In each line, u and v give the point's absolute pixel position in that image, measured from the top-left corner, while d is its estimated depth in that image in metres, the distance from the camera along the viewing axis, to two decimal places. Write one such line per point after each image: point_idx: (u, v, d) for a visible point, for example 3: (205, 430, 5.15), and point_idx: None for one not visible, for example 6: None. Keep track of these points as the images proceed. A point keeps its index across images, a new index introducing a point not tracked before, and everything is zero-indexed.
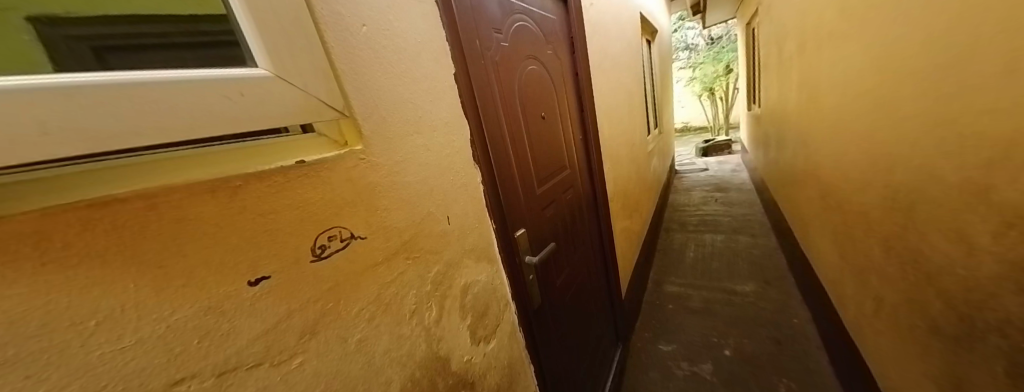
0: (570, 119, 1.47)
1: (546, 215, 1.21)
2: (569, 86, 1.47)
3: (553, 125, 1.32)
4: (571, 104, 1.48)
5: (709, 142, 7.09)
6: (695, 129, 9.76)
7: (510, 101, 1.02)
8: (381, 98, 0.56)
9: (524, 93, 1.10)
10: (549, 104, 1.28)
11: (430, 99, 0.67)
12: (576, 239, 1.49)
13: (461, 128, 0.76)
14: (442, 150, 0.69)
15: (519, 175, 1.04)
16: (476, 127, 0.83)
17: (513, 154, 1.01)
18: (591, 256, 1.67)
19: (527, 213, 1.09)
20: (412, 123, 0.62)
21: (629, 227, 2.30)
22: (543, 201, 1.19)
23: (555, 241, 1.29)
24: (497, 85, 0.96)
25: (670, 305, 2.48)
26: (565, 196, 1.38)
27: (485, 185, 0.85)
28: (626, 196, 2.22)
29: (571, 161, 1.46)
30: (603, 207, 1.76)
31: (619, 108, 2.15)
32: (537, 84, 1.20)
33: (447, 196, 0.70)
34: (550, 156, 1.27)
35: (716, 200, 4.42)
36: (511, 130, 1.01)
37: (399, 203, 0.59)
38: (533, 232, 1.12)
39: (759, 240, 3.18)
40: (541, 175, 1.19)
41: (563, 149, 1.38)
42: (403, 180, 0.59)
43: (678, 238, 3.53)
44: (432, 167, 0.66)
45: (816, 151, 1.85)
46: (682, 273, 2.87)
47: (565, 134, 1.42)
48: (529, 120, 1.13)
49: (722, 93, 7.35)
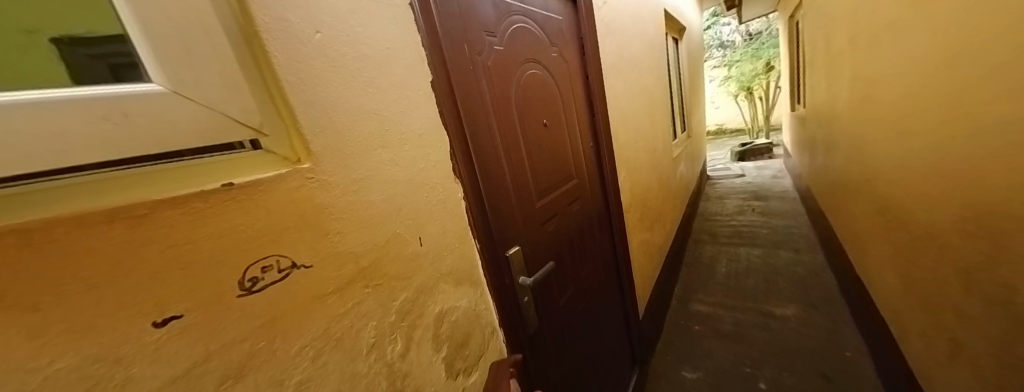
0: (579, 126, 1.36)
1: (548, 230, 1.12)
2: (578, 90, 1.37)
3: (558, 132, 1.22)
4: (580, 110, 1.38)
5: (747, 145, 6.52)
6: (731, 131, 9.06)
7: (504, 109, 0.95)
8: (338, 111, 0.51)
9: (522, 99, 1.03)
10: (552, 110, 1.19)
11: (401, 110, 0.61)
12: (583, 254, 1.38)
13: (439, 140, 0.69)
14: (413, 165, 0.63)
15: (514, 188, 0.96)
16: (460, 137, 0.77)
17: (507, 166, 0.94)
18: (603, 272, 1.54)
19: (524, 229, 1.00)
20: (375, 136, 0.56)
21: (651, 239, 2.12)
22: (544, 216, 1.10)
23: (558, 258, 1.19)
24: (488, 93, 0.89)
25: (697, 327, 2.25)
26: (572, 209, 1.28)
27: (470, 200, 0.78)
28: (646, 207, 2.05)
29: (579, 171, 1.36)
30: (618, 220, 1.63)
31: (638, 111, 2.00)
32: (539, 88, 1.12)
33: (420, 215, 0.64)
34: (553, 166, 1.18)
35: (754, 210, 4.02)
36: (506, 140, 0.95)
37: (358, 225, 0.53)
38: (531, 249, 1.03)
39: (804, 257, 2.83)
40: (542, 186, 1.10)
41: (569, 158, 1.28)
42: (363, 200, 0.53)
43: (708, 251, 3.24)
44: (400, 186, 0.60)
45: (875, 157, 1.58)
46: (711, 291, 2.61)
47: (573, 141, 1.32)
48: (529, 127, 1.05)
49: (762, 92, 6.76)
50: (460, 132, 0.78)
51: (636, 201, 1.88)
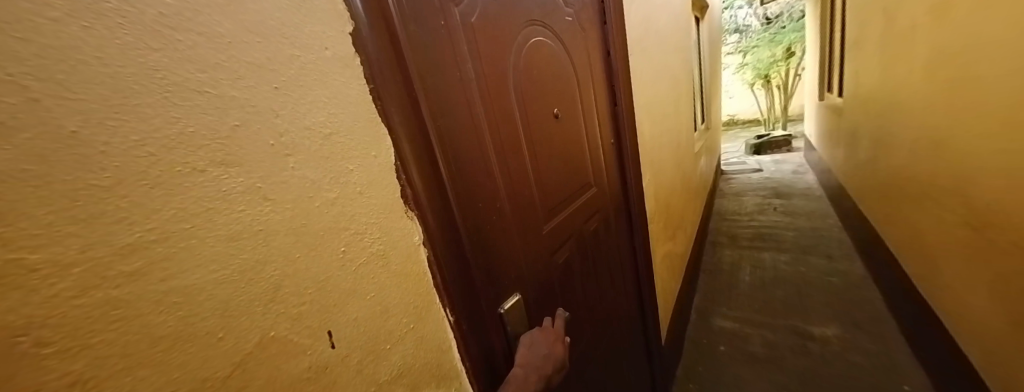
0: (597, 117, 1.05)
1: (560, 261, 0.82)
2: (598, 69, 1.04)
3: (572, 125, 0.91)
4: (599, 96, 1.06)
5: (763, 138, 6.15)
6: (743, 122, 8.64)
7: (497, 90, 0.63)
8: (73, 86, 0.18)
9: (524, 78, 0.71)
10: (564, 94, 0.87)
11: (275, 85, 0.29)
12: (602, 282, 1.08)
13: (376, 140, 0.38)
14: (309, 193, 0.31)
15: (512, 208, 0.65)
16: (419, 134, 0.45)
17: (501, 174, 0.63)
18: (623, 298, 1.25)
19: (529, 266, 0.69)
20: (198, 139, 0.23)
21: (674, 250, 1.83)
22: (555, 242, 0.80)
23: (573, 294, 0.89)
24: (472, 64, 0.57)
25: (723, 347, 1.97)
26: (588, 227, 0.97)
27: (440, 238, 0.46)
28: (670, 214, 1.74)
29: (598, 176, 1.05)
30: (641, 234, 1.33)
31: (664, 99, 1.67)
32: (547, 64, 0.80)
33: (333, 290, 0.33)
34: (565, 173, 0.87)
35: (776, 209, 3.69)
36: (500, 136, 0.63)
37: (141, 365, 0.21)
38: (540, 293, 0.72)
39: (840, 266, 2.53)
40: (551, 201, 0.79)
41: (585, 160, 0.97)
42: (158, 299, 0.21)
43: (728, 257, 2.93)
44: (274, 239, 0.29)
45: (971, 157, 1.26)
46: (736, 304, 2.32)
47: (591, 138, 1.01)
48: (532, 119, 0.74)
49: (779, 81, 6.35)
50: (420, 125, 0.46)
51: (661, 208, 1.58)
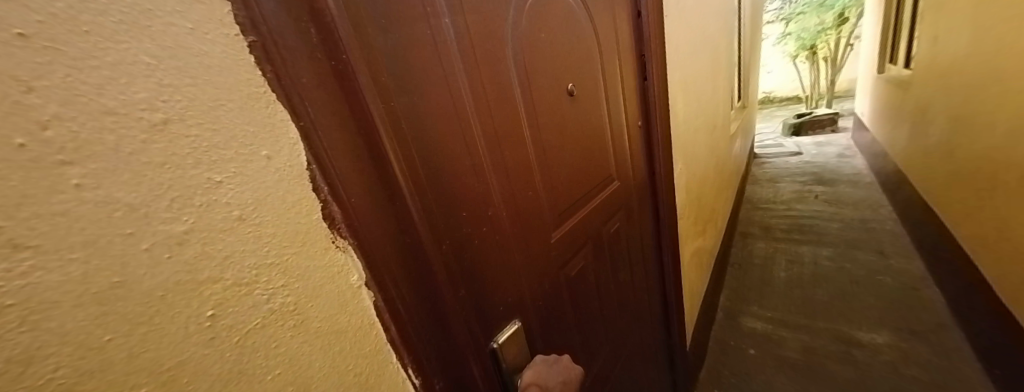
0: (622, 95, 0.86)
1: (572, 274, 0.67)
2: (624, 34, 0.84)
3: (589, 106, 0.73)
4: (625, 71, 0.86)
5: (804, 117, 5.56)
6: (782, 100, 7.86)
7: (488, 58, 0.47)
8: None
9: (527, 41, 0.54)
10: (582, 67, 0.69)
11: (21, 29, 0.14)
12: (621, 291, 0.93)
13: (270, 131, 0.23)
14: (124, 228, 0.17)
15: (510, 214, 0.51)
16: (355, 118, 0.31)
17: (495, 171, 0.48)
18: (643, 304, 1.10)
19: (533, 285, 0.55)
20: None
21: (704, 246, 1.64)
22: (567, 251, 0.65)
23: (587, 310, 0.74)
24: (451, 19, 0.41)
25: (752, 351, 1.79)
26: (608, 230, 0.81)
27: (395, 270, 0.33)
28: (701, 205, 1.54)
29: (620, 168, 0.87)
30: (670, 232, 1.15)
31: (701, 72, 1.43)
32: (560, 25, 0.62)
33: (186, 384, 0.20)
34: (581, 167, 0.71)
35: (817, 198, 3.33)
36: (494, 120, 0.48)
37: None
38: (545, 314, 0.59)
39: (896, 265, 2.25)
40: (562, 201, 0.64)
41: (606, 150, 0.80)
42: None
43: (761, 249, 2.67)
44: (51, 318, 0.15)
45: None
46: (768, 302, 2.11)
47: (613, 122, 0.83)
48: (539, 99, 0.57)
49: (826, 53, 5.64)
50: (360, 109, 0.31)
51: (692, 200, 1.39)
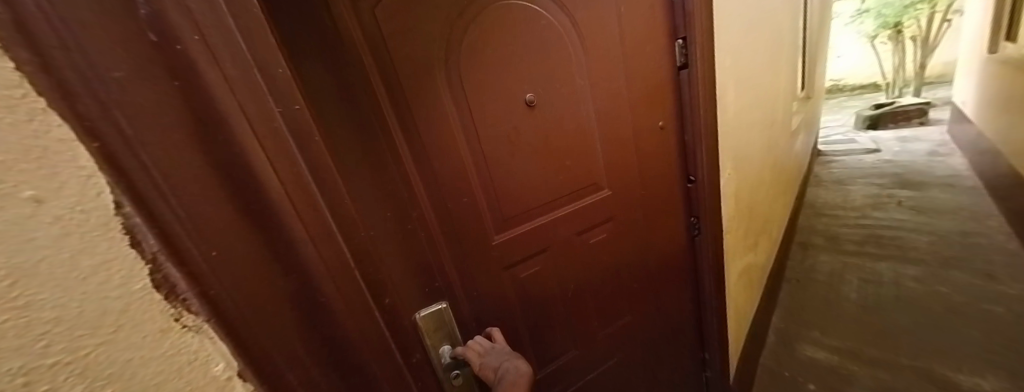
0: (636, 93, 0.73)
1: (524, 275, 0.70)
2: (645, 17, 0.70)
3: (571, 114, 0.68)
4: (640, 63, 0.72)
5: (883, 108, 4.73)
6: (854, 89, 6.78)
7: (421, 88, 0.53)
8: None
9: (472, 63, 0.56)
10: (552, 71, 0.64)
11: None
12: (613, 303, 0.85)
13: (48, 165, 0.13)
14: None
15: (441, 219, 0.58)
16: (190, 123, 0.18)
17: (423, 182, 0.55)
18: (660, 326, 0.96)
19: (466, 279, 0.62)
20: None
21: (754, 263, 1.39)
22: (516, 254, 0.68)
23: (547, 310, 0.75)
24: (381, 62, 0.49)
25: (812, 386, 1.51)
26: (586, 241, 0.76)
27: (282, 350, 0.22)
28: (752, 215, 1.30)
29: (625, 178, 0.77)
30: (715, 254, 0.94)
31: (757, 57, 1.19)
32: (526, 35, 0.60)
33: None
34: (553, 178, 0.69)
35: (900, 205, 2.79)
36: (422, 139, 0.54)
37: None
38: (482, 304, 0.65)
39: (1015, 292, 1.79)
40: (517, 211, 0.66)
41: (591, 155, 0.72)
42: None
43: (826, 264, 2.28)
44: None
45: None
46: (833, 329, 1.78)
47: (609, 127, 0.72)
48: (486, 115, 0.59)
49: (916, 31, 4.73)
50: (210, 107, 0.19)
51: (741, 210, 1.17)
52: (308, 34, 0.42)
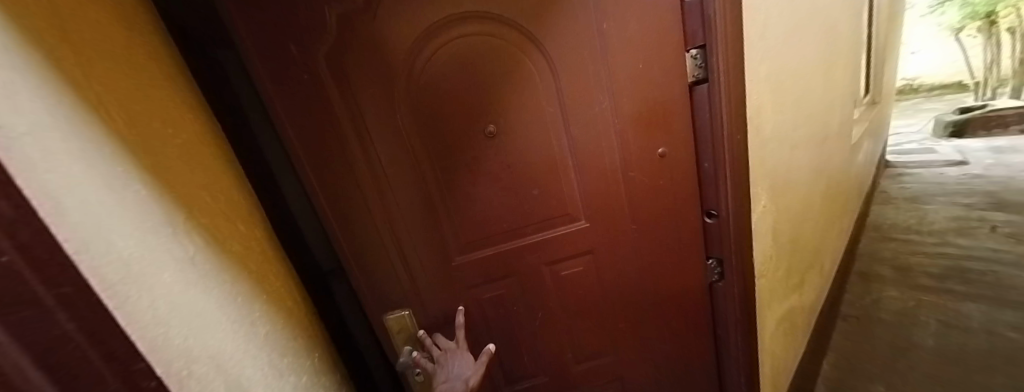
0: (636, 115, 0.61)
1: (486, 297, 0.66)
2: (654, 24, 0.57)
3: (546, 140, 0.58)
4: (642, 81, 0.59)
5: (974, 114, 4.00)
6: (934, 93, 5.84)
7: (376, 116, 0.50)
8: None
9: (427, 87, 0.51)
10: (523, 93, 0.55)
11: None
12: (596, 337, 0.76)
13: None
14: None
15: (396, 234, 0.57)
16: None
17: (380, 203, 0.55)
18: (664, 371, 0.83)
19: (434, 289, 0.62)
20: None
21: (797, 304, 1.17)
22: (480, 275, 0.64)
23: (514, 329, 0.71)
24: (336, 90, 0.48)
25: None
26: (560, 274, 0.68)
27: None
28: (796, 248, 1.09)
29: (614, 210, 0.66)
30: (735, 299, 0.78)
31: (806, 62, 1.00)
32: (492, 52, 0.52)
33: None
34: (519, 209, 0.61)
35: (995, 233, 2.30)
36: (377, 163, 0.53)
37: None
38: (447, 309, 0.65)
39: None
40: (479, 240, 0.61)
41: (567, 184, 0.62)
42: None
43: (894, 299, 1.92)
44: None
45: None
46: (902, 382, 1.46)
47: (596, 153, 0.61)
48: (443, 143, 0.54)
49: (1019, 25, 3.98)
50: None
51: (780, 244, 0.97)
52: (275, 68, 0.44)
